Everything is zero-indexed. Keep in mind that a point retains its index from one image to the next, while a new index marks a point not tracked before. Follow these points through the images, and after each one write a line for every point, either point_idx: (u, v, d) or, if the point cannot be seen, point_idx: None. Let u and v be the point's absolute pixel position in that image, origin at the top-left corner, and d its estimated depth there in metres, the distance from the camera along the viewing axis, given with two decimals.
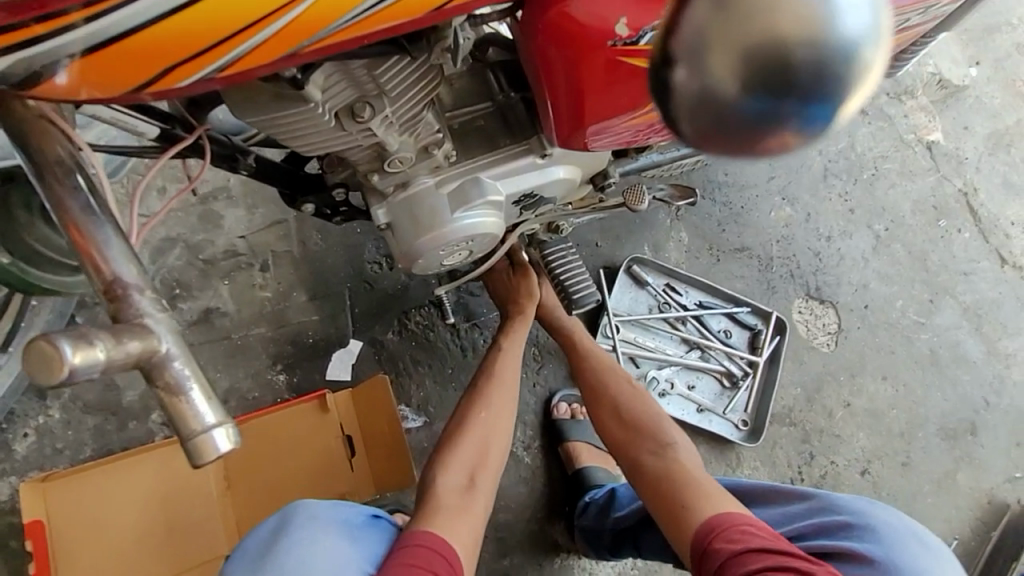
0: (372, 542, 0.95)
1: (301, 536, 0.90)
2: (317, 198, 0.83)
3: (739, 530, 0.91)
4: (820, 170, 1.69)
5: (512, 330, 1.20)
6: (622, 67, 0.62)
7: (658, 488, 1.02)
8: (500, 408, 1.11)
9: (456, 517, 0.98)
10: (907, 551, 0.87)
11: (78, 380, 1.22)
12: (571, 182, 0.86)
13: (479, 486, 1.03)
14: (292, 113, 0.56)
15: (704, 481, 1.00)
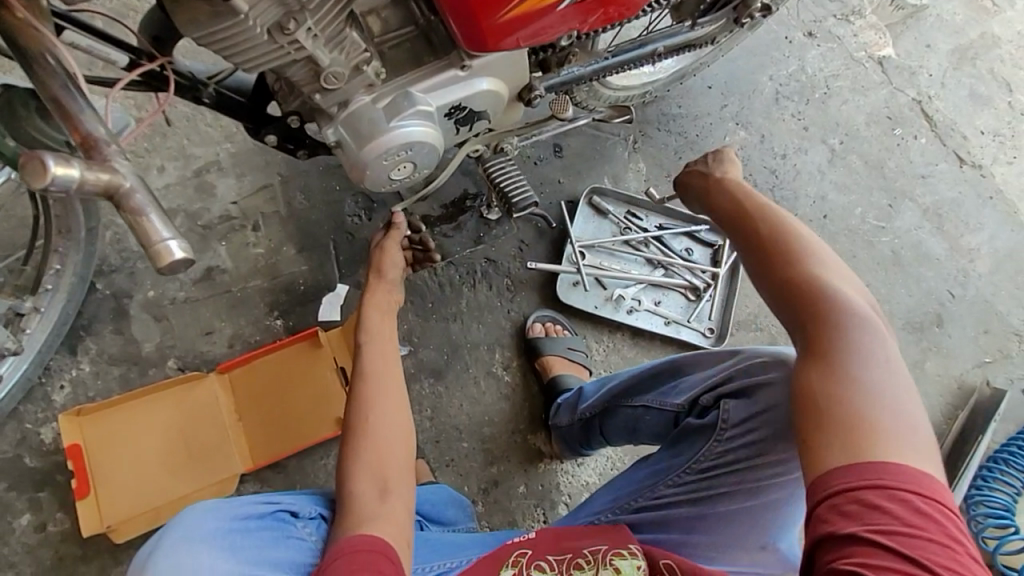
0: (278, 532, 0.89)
1: (173, 557, 0.82)
2: (276, 129, 0.96)
3: (877, 494, 0.69)
4: (772, 94, 1.77)
5: (381, 311, 1.11)
6: None
7: (814, 416, 0.77)
8: (389, 383, 1.01)
9: (381, 512, 0.88)
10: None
11: (103, 337, 1.39)
12: (496, 94, 0.98)
13: (393, 486, 0.91)
14: (230, 28, 0.69)
15: (867, 420, 0.75)
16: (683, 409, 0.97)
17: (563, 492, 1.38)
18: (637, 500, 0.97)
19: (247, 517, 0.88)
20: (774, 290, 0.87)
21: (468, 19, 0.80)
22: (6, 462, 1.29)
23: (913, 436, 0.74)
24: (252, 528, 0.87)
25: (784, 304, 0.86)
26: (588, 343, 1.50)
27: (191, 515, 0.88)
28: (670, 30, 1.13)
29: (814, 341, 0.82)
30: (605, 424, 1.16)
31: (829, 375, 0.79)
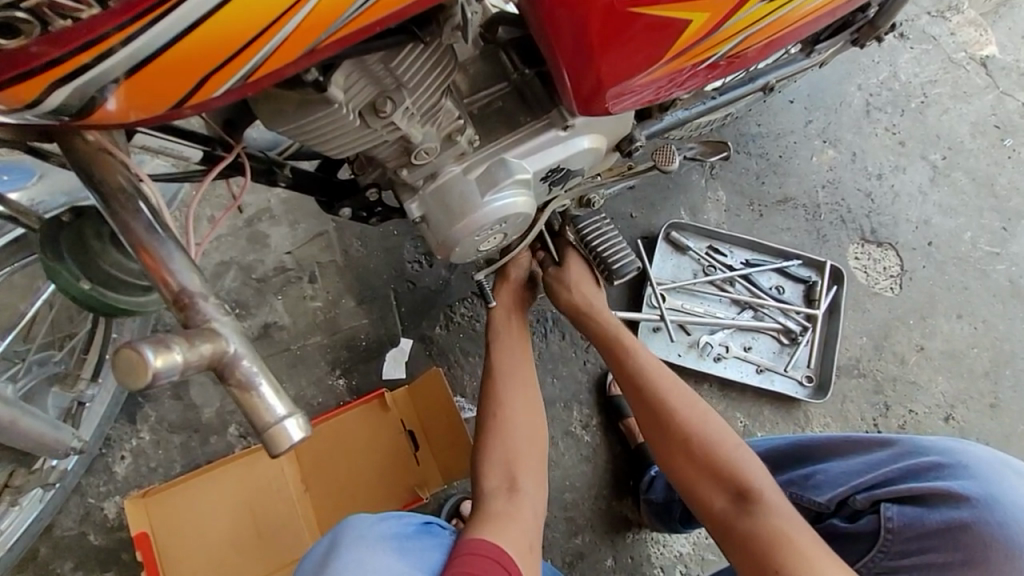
0: (427, 551, 0.89)
1: (357, 553, 0.83)
2: (352, 202, 0.86)
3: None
4: (862, 106, 1.60)
5: (507, 312, 1.15)
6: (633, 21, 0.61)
7: (755, 562, 0.89)
8: (524, 391, 1.09)
9: (511, 512, 0.97)
10: (1004, 481, 0.84)
11: (162, 403, 1.32)
12: (597, 151, 0.85)
13: (524, 486, 1.01)
14: (319, 118, 0.58)
15: (811, 548, 0.86)
16: (830, 509, 0.99)
17: (654, 565, 1.26)
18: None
19: (412, 523, 0.93)
20: (689, 452, 1.02)
21: (592, 79, 0.65)
22: (70, 540, 1.24)
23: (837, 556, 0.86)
24: (417, 535, 0.91)
25: (708, 468, 1.00)
26: None
27: (357, 518, 0.90)
28: (784, 58, 0.98)
29: (735, 493, 0.96)
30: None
31: (748, 527, 0.92)
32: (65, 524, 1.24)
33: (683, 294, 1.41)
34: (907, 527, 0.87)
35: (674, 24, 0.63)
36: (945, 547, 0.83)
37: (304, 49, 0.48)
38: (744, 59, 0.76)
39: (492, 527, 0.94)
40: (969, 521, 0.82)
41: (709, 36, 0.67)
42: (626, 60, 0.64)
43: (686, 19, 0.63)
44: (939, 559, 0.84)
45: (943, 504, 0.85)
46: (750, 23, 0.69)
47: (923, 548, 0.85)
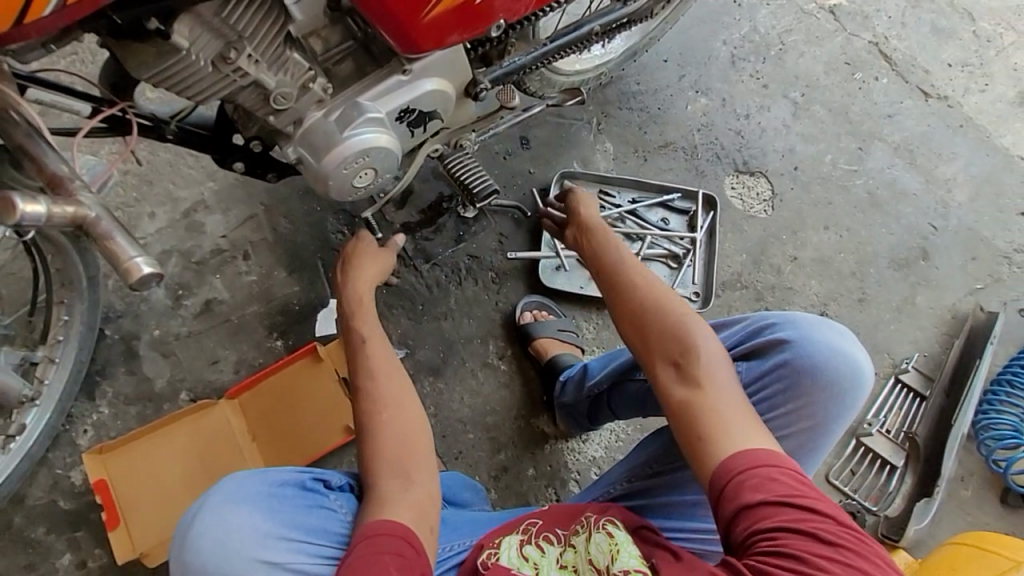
0: (301, 514, 0.90)
1: (219, 515, 0.87)
2: (243, 156, 1.02)
3: (768, 470, 0.79)
4: (728, 58, 1.79)
5: (360, 307, 1.04)
6: None
7: (681, 415, 0.87)
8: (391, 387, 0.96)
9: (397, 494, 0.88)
10: (814, 329, 1.03)
11: (118, 378, 1.46)
12: (443, 93, 1.03)
13: (415, 478, 0.90)
14: (174, 64, 0.75)
15: (739, 409, 0.86)
16: None
17: (571, 471, 1.41)
18: (655, 467, 1.05)
19: (275, 488, 0.91)
20: (636, 315, 0.96)
21: (389, 19, 0.81)
22: (41, 508, 1.36)
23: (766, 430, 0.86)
24: (286, 496, 0.91)
25: (662, 334, 0.94)
26: (578, 323, 1.52)
27: (229, 480, 0.91)
28: (604, 9, 1.19)
29: (673, 353, 0.92)
30: (613, 398, 1.21)
31: (688, 389, 0.89)
32: (36, 493, 1.37)
33: None
34: (749, 377, 1.04)
35: None
36: (774, 381, 1.02)
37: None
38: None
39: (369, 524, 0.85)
40: (788, 361, 1.01)
41: None
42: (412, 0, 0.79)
43: None
44: (767, 394, 1.02)
45: (772, 352, 1.02)
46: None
47: (758, 390, 1.03)
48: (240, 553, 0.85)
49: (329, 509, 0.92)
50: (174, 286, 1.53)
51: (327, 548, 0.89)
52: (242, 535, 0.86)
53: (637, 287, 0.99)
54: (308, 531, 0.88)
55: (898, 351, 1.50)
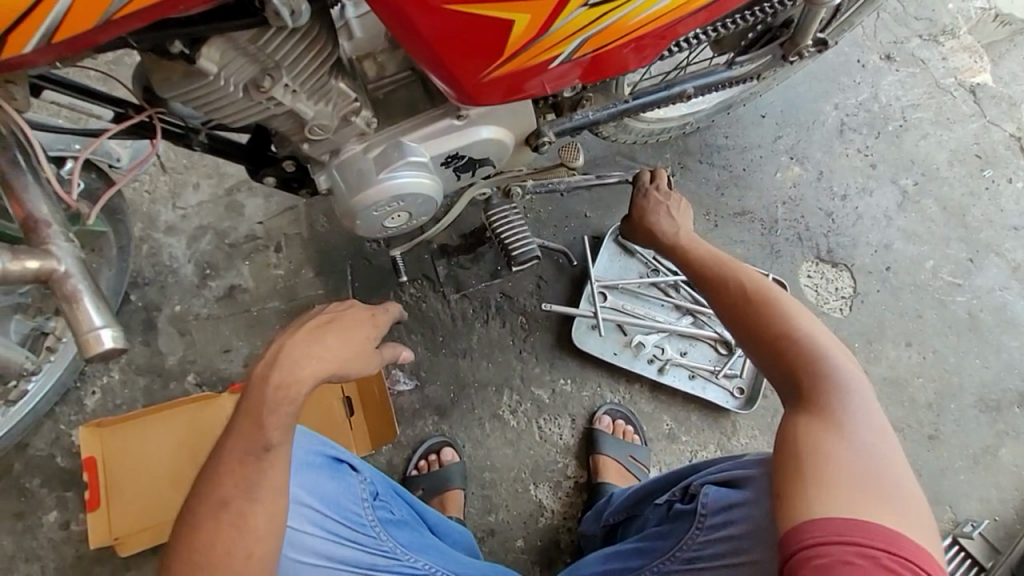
0: (324, 487, 0.98)
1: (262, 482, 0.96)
2: (275, 170, 0.93)
3: (846, 552, 0.67)
4: (836, 125, 1.57)
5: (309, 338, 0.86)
6: (455, 16, 0.61)
7: (793, 456, 0.77)
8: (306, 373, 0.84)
9: (250, 484, 0.80)
10: None
11: (132, 347, 1.45)
12: (499, 142, 0.91)
13: (274, 441, 0.81)
14: (200, 87, 0.67)
15: (869, 473, 0.74)
16: (676, 496, 1.04)
17: (561, 551, 1.31)
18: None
19: (323, 455, 1.00)
20: (761, 345, 0.87)
21: (446, 76, 0.68)
22: (40, 460, 1.38)
23: (899, 488, 0.74)
24: (331, 468, 1.00)
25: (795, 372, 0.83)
26: (603, 392, 1.39)
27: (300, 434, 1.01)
28: (705, 69, 1.03)
29: (801, 391, 0.82)
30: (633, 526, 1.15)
31: (811, 437, 0.77)
32: (38, 445, 1.39)
33: (625, 295, 1.44)
34: (717, 505, 0.94)
35: (501, 22, 0.63)
36: (742, 520, 0.91)
37: (101, 17, 0.54)
38: (635, 54, 0.74)
39: (217, 492, 0.79)
40: (769, 498, 0.89)
41: (551, 33, 0.66)
42: (473, 55, 0.66)
43: (512, 17, 0.63)
44: (736, 532, 0.91)
45: (749, 485, 0.93)
46: (614, 17, 0.68)
47: (728, 525, 0.92)
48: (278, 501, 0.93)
49: (358, 494, 1.01)
50: (204, 264, 1.51)
51: (342, 526, 0.98)
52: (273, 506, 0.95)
53: (771, 311, 0.87)
54: (323, 501, 0.97)
55: (962, 507, 1.30)
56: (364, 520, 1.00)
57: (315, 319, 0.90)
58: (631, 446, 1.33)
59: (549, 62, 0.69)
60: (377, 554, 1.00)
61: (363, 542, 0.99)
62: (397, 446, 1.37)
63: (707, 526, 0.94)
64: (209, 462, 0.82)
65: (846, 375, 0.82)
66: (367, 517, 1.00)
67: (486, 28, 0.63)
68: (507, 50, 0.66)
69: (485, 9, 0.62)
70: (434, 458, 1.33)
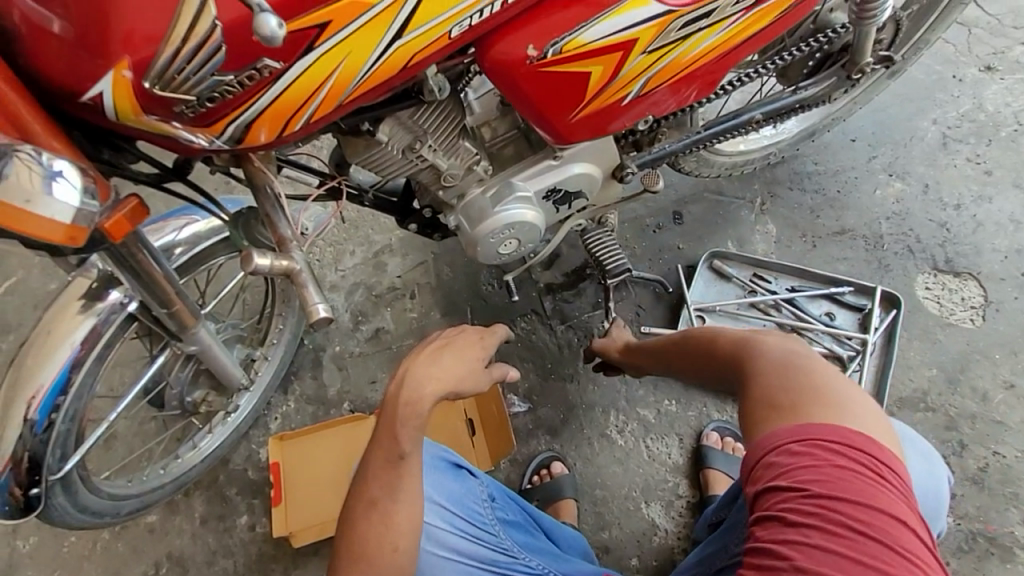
0: (451, 485, 1.12)
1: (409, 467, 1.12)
2: (416, 219, 1.23)
3: (768, 455, 0.76)
4: (938, 139, 1.56)
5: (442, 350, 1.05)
6: (548, 74, 0.84)
7: (757, 413, 0.82)
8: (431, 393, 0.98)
9: (393, 487, 0.94)
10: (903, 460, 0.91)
11: (304, 381, 1.80)
12: (588, 176, 1.12)
13: (406, 450, 0.95)
14: (376, 152, 0.97)
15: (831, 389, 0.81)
16: None
17: (679, 571, 1.34)
18: (728, 570, 0.96)
19: (445, 461, 1.15)
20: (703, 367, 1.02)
21: (545, 121, 0.90)
22: (236, 472, 1.72)
23: (813, 390, 0.81)
24: (458, 467, 1.16)
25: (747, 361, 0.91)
26: (709, 411, 1.46)
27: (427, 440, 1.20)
28: (770, 97, 1.16)
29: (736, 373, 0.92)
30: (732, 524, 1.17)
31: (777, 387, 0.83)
32: (235, 460, 1.73)
33: (726, 317, 1.50)
34: None
35: (582, 74, 0.85)
36: None
37: (339, 103, 0.79)
38: (685, 88, 0.95)
39: (367, 492, 0.94)
40: None
41: (620, 78, 0.88)
42: (564, 103, 0.88)
43: (590, 70, 0.85)
44: None
45: None
46: (670, 58, 0.89)
47: None
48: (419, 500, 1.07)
49: (481, 495, 1.15)
50: (357, 313, 1.86)
51: (471, 524, 1.10)
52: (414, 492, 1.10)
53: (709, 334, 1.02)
54: (450, 499, 1.11)
55: None
56: (485, 518, 1.13)
57: (437, 341, 1.07)
58: (741, 461, 1.38)
59: (620, 100, 0.90)
60: (498, 551, 1.10)
61: (487, 539, 1.11)
62: (515, 462, 1.50)
63: None
64: (361, 465, 0.98)
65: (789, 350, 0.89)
66: (489, 516, 1.13)
67: (574, 80, 0.86)
68: (589, 95, 0.88)
69: (570, 66, 0.84)
70: (546, 472, 1.44)
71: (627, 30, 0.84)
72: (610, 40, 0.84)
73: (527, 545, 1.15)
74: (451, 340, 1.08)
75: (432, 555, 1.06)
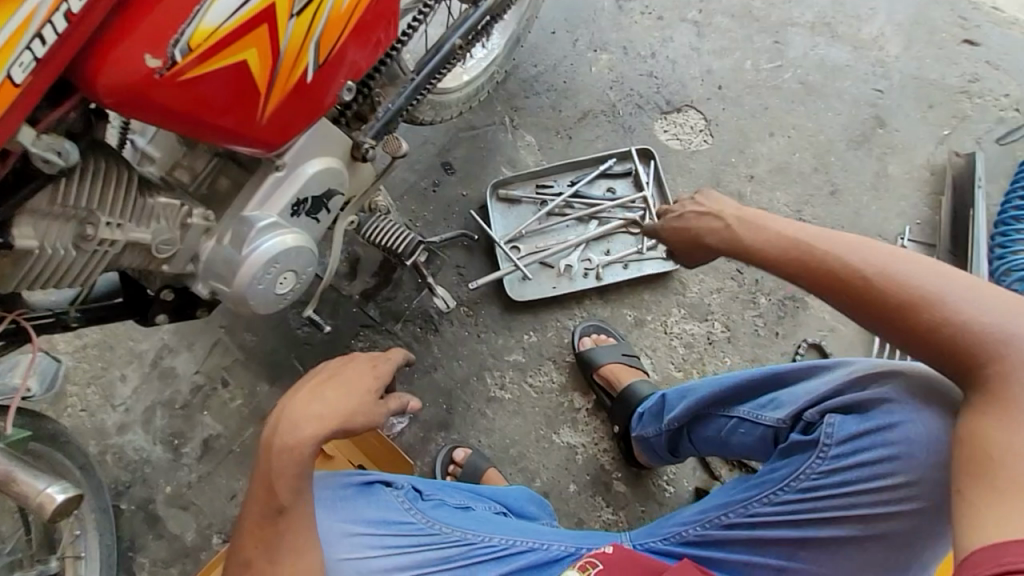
0: (371, 510, 0.95)
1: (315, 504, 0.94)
2: (161, 307, 0.98)
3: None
4: (614, 5, 1.72)
5: (320, 384, 0.87)
6: (191, 82, 0.67)
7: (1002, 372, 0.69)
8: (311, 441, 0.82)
9: (275, 542, 0.82)
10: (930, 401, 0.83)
11: (149, 547, 1.44)
12: (330, 170, 0.98)
13: (285, 503, 0.81)
14: (34, 263, 0.74)
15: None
16: (785, 425, 0.95)
17: (611, 471, 1.37)
18: (728, 516, 0.94)
19: (353, 483, 0.97)
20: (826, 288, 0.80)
21: (225, 136, 0.74)
22: None
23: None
24: (364, 486, 0.97)
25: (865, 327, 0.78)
26: (565, 324, 1.47)
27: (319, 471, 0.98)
28: (460, 18, 1.13)
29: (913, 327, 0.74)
30: (695, 430, 1.12)
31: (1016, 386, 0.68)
32: None
33: (535, 236, 1.53)
34: (843, 440, 0.86)
35: (235, 66, 0.70)
36: (874, 446, 0.85)
37: None
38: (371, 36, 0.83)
39: (245, 555, 0.82)
40: (927, 420, 0.83)
41: (285, 54, 0.73)
42: (240, 107, 0.73)
43: (241, 59, 0.70)
44: (865, 471, 0.85)
45: (887, 410, 0.85)
46: (327, 8, 0.75)
47: (859, 453, 0.86)
48: (324, 546, 0.90)
49: (399, 502, 0.97)
50: (169, 438, 1.52)
51: (404, 536, 0.94)
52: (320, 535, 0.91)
53: (859, 268, 0.78)
54: (372, 523, 0.94)
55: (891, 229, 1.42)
56: (420, 523, 0.96)
57: (317, 375, 0.90)
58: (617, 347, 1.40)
59: (302, 79, 0.77)
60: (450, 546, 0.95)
61: (427, 541, 0.94)
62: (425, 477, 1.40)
63: (832, 456, 0.87)
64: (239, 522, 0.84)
65: (957, 291, 0.73)
66: (419, 517, 0.96)
67: (233, 78, 0.70)
68: (263, 86, 0.73)
69: (213, 63, 0.68)
70: (453, 464, 1.37)
71: None
72: (244, 15, 0.68)
73: (475, 525, 0.99)
74: (334, 374, 0.89)
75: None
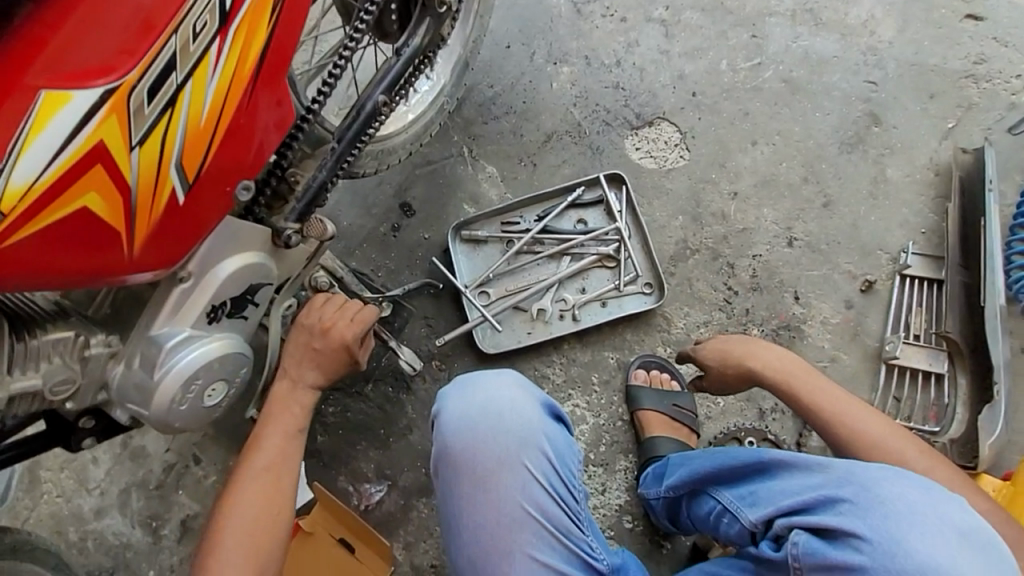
0: (562, 439, 0.90)
1: (510, 392, 0.90)
2: (83, 432, 0.89)
3: None
4: (572, 9, 1.56)
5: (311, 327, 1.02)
6: (24, 242, 0.61)
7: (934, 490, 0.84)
8: (307, 398, 0.98)
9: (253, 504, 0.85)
10: (911, 533, 0.67)
11: None
12: (248, 267, 0.88)
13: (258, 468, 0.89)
14: None
15: None
16: (758, 528, 0.79)
17: (602, 530, 1.27)
18: None
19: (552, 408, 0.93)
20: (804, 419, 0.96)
21: (95, 283, 0.69)
22: None
23: None
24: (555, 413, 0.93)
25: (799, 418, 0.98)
26: (544, 373, 1.36)
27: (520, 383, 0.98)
28: (378, 73, 1.00)
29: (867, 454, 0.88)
30: (691, 507, 0.96)
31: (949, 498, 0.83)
32: None
33: (505, 278, 1.42)
34: (816, 569, 0.70)
35: (77, 214, 0.63)
36: None
37: None
38: (251, 137, 0.76)
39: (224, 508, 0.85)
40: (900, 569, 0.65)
41: (139, 187, 0.66)
42: (97, 251, 0.66)
43: (81, 205, 0.63)
44: None
45: (860, 544, 0.67)
46: (183, 124, 0.67)
47: None
48: (516, 433, 0.87)
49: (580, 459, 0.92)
50: (147, 521, 1.46)
51: (561, 483, 0.87)
52: (496, 421, 0.88)
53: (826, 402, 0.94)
54: (558, 451, 0.89)
55: (889, 242, 1.30)
56: (576, 477, 0.90)
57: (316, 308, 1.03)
58: (674, 394, 1.27)
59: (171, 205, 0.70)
60: (575, 519, 0.87)
61: (569, 504, 0.87)
62: (410, 546, 1.33)
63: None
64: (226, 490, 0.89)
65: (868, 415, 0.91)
66: (579, 484, 0.90)
67: (83, 225, 0.64)
68: (121, 227, 0.67)
69: (48, 218, 0.61)
70: None
71: (78, 137, 0.60)
72: (67, 162, 0.60)
73: (592, 523, 0.91)
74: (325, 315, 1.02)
75: (512, 509, 0.84)
